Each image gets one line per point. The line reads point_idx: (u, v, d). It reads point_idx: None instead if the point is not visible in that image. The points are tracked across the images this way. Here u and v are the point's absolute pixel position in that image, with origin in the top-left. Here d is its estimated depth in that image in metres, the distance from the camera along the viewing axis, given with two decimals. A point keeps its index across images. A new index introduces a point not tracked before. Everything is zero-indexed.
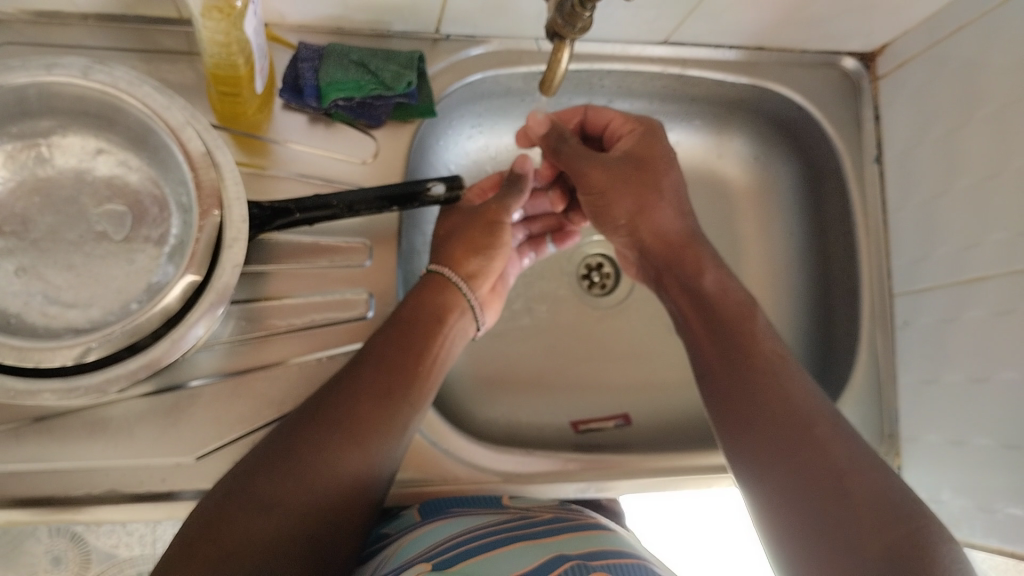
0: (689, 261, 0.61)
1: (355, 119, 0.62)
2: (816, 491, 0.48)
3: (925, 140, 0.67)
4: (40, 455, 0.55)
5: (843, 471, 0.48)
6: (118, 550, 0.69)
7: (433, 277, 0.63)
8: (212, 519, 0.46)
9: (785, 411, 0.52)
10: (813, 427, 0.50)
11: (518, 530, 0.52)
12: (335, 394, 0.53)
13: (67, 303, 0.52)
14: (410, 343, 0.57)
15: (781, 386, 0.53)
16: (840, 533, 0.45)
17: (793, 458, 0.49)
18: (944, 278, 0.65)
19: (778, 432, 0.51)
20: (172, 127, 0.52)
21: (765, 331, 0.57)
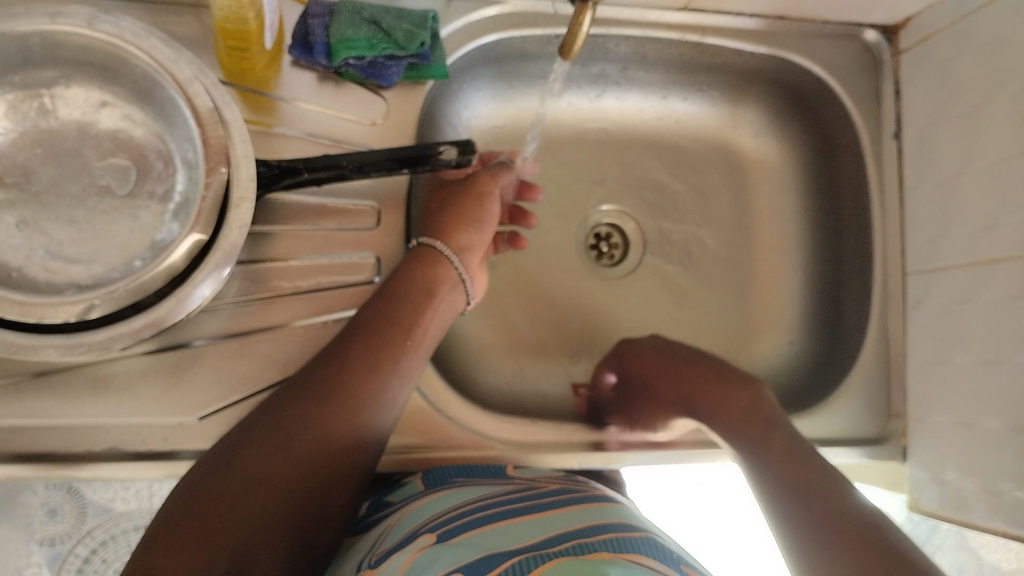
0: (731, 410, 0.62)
1: (366, 78, 0.61)
2: (811, 510, 0.50)
3: (945, 117, 0.65)
4: (40, 410, 0.54)
5: (838, 499, 0.50)
6: (112, 505, 0.77)
7: (425, 247, 0.60)
8: (199, 494, 0.45)
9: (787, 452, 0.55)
10: (811, 464, 0.54)
11: (524, 501, 0.52)
12: (322, 366, 0.52)
13: (70, 258, 0.51)
14: (399, 317, 0.56)
15: (785, 440, 0.57)
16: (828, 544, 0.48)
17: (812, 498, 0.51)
18: (959, 259, 0.64)
19: (783, 466, 0.54)
20: (179, 81, 0.51)
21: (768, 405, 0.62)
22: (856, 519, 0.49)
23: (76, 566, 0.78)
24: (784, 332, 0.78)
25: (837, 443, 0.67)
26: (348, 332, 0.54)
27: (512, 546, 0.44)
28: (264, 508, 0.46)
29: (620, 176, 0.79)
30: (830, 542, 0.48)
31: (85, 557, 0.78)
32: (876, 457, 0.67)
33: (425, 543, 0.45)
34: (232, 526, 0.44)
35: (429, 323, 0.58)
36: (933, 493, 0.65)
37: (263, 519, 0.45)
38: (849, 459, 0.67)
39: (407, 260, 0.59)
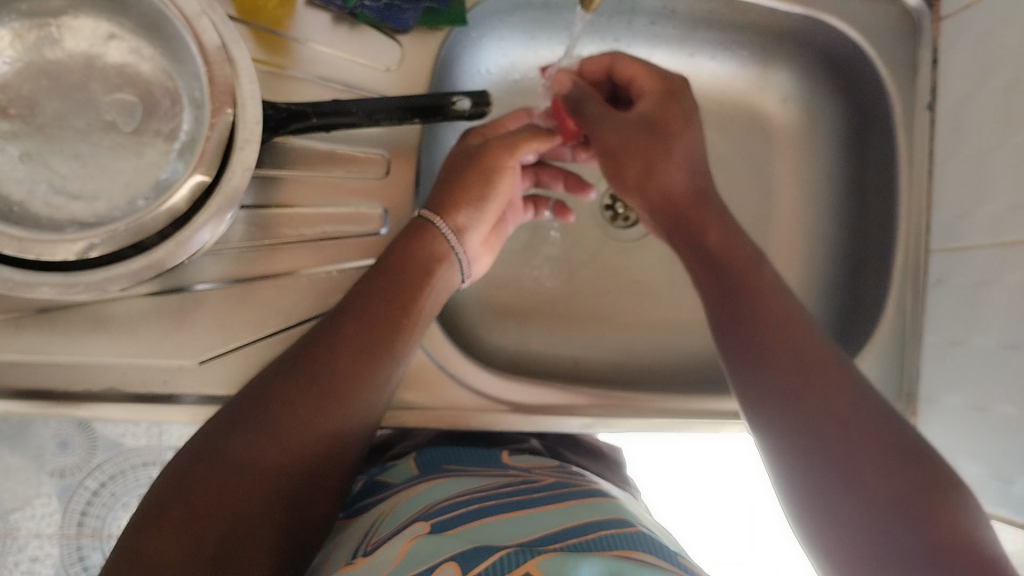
0: (735, 272, 0.56)
1: (381, 21, 0.59)
2: (825, 439, 0.46)
3: (982, 90, 0.63)
4: (40, 347, 0.54)
5: (849, 417, 0.46)
6: (123, 440, 0.87)
7: (421, 222, 0.58)
8: (184, 482, 0.44)
9: (788, 356, 0.50)
10: (816, 371, 0.49)
11: (516, 496, 0.54)
12: (316, 346, 0.51)
13: (73, 195, 0.50)
14: (396, 296, 0.54)
15: (790, 338, 0.51)
16: (841, 479, 0.44)
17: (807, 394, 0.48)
18: (985, 238, 0.62)
19: (778, 375, 0.50)
20: (187, 17, 0.49)
21: (770, 280, 0.55)
22: (858, 438, 0.45)
23: (85, 496, 0.88)
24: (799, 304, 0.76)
25: None
26: (345, 309, 0.53)
27: (507, 541, 0.46)
28: (251, 498, 0.45)
29: None
30: (845, 478, 0.44)
31: (95, 489, 0.88)
32: None
33: (420, 532, 0.46)
34: (216, 517, 0.44)
35: (427, 302, 0.56)
36: None
37: (251, 507, 0.45)
38: None
39: (403, 239, 0.57)
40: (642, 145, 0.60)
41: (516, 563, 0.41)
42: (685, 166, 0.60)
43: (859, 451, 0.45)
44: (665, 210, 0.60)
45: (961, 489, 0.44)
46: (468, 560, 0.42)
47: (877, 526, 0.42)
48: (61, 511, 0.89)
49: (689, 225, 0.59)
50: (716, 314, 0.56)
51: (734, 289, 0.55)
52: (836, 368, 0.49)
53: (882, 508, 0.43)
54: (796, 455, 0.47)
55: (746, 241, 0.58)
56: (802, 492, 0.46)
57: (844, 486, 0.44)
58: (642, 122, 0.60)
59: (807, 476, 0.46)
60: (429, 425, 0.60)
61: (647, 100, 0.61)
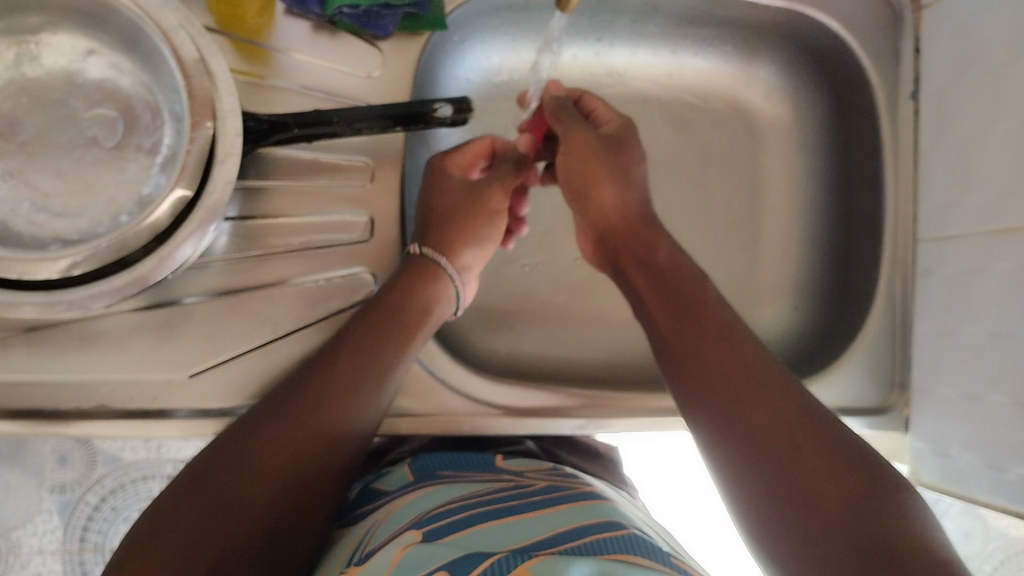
0: (682, 288, 0.55)
1: (360, 28, 0.59)
2: (766, 455, 0.44)
3: (964, 79, 0.62)
4: (27, 366, 0.53)
5: (790, 430, 0.44)
6: (122, 455, 0.87)
7: (426, 263, 0.59)
8: (170, 515, 0.43)
9: (728, 371, 0.48)
10: (760, 384, 0.47)
11: (508, 502, 0.54)
12: (308, 382, 0.51)
13: (55, 212, 0.50)
14: (390, 334, 0.55)
15: (732, 352, 0.50)
16: (783, 498, 0.42)
17: (747, 411, 0.46)
18: (971, 226, 0.62)
19: (721, 392, 0.48)
20: (164, 31, 0.49)
21: (716, 298, 0.55)
22: (804, 449, 0.43)
23: (85, 513, 0.88)
24: (790, 298, 0.76)
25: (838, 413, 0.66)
26: (336, 346, 0.53)
27: (499, 547, 0.45)
28: (248, 516, 0.45)
29: None
30: (785, 495, 0.42)
31: (95, 505, 0.88)
32: (879, 427, 0.66)
33: (411, 540, 0.46)
34: (208, 544, 0.42)
35: (420, 337, 0.57)
36: (935, 466, 0.64)
37: (253, 525, 0.45)
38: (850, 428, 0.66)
39: (405, 280, 0.58)
40: (595, 164, 0.61)
41: (508, 567, 0.41)
42: (625, 189, 0.61)
43: (808, 461, 0.43)
44: (600, 222, 0.62)
45: (901, 485, 0.42)
46: (459, 567, 0.41)
47: (820, 539, 0.40)
48: (63, 528, 0.88)
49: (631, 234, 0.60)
50: (660, 332, 0.54)
51: (677, 308, 0.54)
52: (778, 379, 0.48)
53: (829, 519, 0.41)
54: (741, 477, 0.45)
55: (688, 257, 0.58)
56: (751, 514, 0.44)
57: (785, 504, 0.42)
58: (614, 136, 0.64)
59: (751, 501, 0.44)
60: (422, 432, 0.60)
61: (619, 121, 0.65)
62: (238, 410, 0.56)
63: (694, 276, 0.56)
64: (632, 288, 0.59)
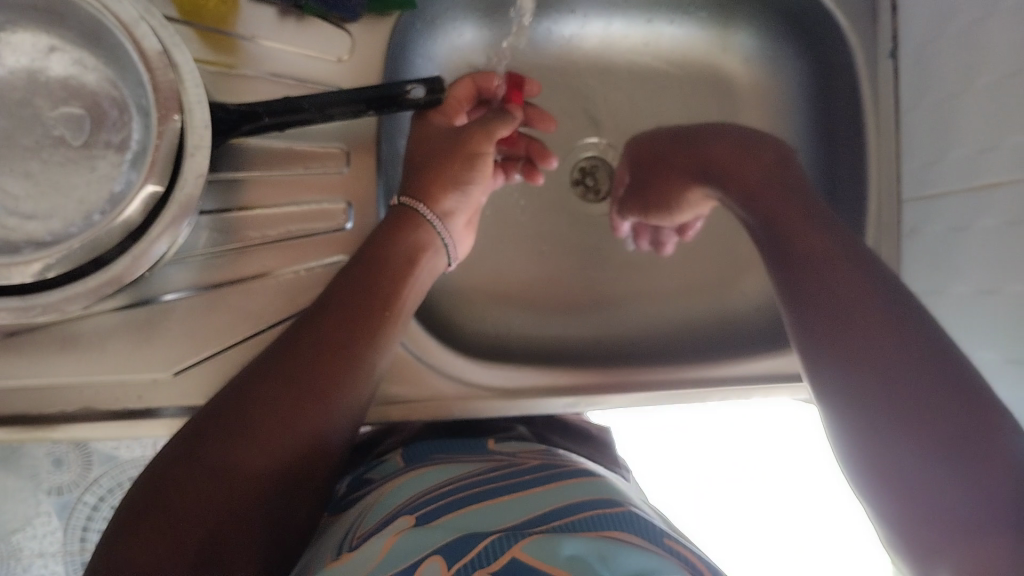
0: (790, 228, 0.54)
1: (328, 11, 0.57)
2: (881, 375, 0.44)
3: (942, 34, 0.62)
4: (9, 371, 0.53)
5: (909, 357, 0.44)
6: (118, 453, 0.86)
7: (406, 209, 0.58)
8: (160, 489, 0.44)
9: (845, 294, 0.48)
10: (877, 313, 0.46)
11: (503, 481, 0.54)
12: (297, 340, 0.50)
13: (26, 214, 0.49)
14: (379, 288, 0.54)
15: (847, 278, 0.49)
16: (896, 422, 0.42)
17: (866, 336, 0.45)
18: (956, 184, 0.61)
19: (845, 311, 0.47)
20: (125, 23, 0.48)
21: (839, 236, 0.52)
22: (916, 379, 0.43)
23: (86, 513, 0.88)
24: None
25: None
26: (324, 303, 0.52)
27: (493, 526, 0.45)
28: (237, 500, 0.45)
29: (608, 107, 0.76)
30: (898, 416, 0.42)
31: (94, 505, 0.88)
32: None
33: (404, 525, 0.46)
34: (197, 519, 0.43)
35: (409, 293, 0.57)
36: None
37: (241, 505, 0.45)
38: None
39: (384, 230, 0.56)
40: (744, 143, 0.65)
41: (502, 549, 0.41)
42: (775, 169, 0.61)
43: (914, 397, 0.42)
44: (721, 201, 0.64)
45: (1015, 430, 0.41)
46: (452, 550, 0.41)
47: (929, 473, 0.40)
48: (62, 529, 0.89)
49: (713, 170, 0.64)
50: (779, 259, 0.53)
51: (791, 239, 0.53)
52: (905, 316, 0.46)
53: (932, 457, 0.40)
54: (848, 394, 0.45)
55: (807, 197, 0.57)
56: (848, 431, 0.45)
57: (897, 423, 0.42)
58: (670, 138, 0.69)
59: (859, 422, 0.44)
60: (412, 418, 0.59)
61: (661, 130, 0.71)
62: None
63: (806, 196, 0.56)
64: (752, 216, 0.58)
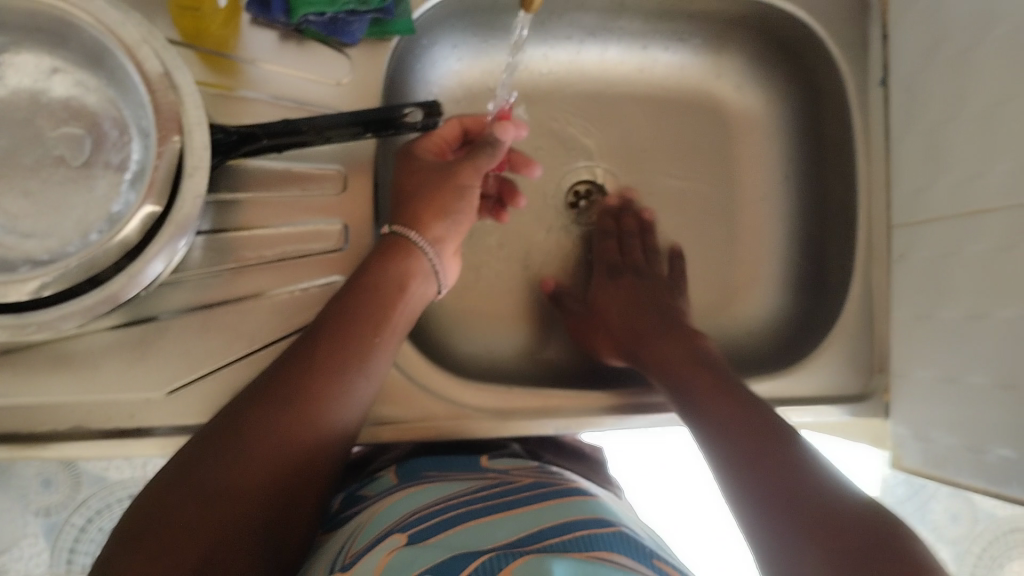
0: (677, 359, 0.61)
1: (328, 35, 0.58)
2: (759, 478, 0.48)
3: (931, 64, 0.63)
4: (2, 389, 0.53)
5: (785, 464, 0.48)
6: (107, 474, 0.86)
7: (397, 239, 0.58)
8: (151, 514, 0.44)
9: (734, 421, 0.52)
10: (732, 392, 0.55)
11: (497, 498, 0.54)
12: (285, 366, 0.50)
13: (25, 233, 0.49)
14: (368, 313, 0.54)
15: (733, 406, 0.54)
16: (741, 464, 0.49)
17: (744, 440, 0.50)
18: (943, 210, 0.62)
19: (704, 397, 0.56)
20: (128, 45, 0.49)
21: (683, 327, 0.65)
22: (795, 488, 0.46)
23: (72, 535, 0.88)
24: (766, 290, 0.77)
25: (820, 402, 0.66)
26: (314, 329, 0.52)
27: (484, 545, 0.45)
28: (225, 528, 0.45)
29: (603, 132, 0.77)
30: (771, 495, 0.46)
31: (82, 526, 0.87)
32: (860, 415, 0.67)
33: (397, 543, 0.46)
34: (189, 543, 0.43)
35: (400, 318, 0.56)
36: (918, 453, 0.64)
37: (229, 531, 0.45)
38: (832, 417, 0.66)
39: (376, 257, 0.56)
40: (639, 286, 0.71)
41: (495, 567, 0.41)
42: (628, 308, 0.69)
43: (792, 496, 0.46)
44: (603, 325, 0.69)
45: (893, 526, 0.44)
46: (443, 572, 0.41)
47: (766, 497, 0.46)
48: (49, 550, 0.88)
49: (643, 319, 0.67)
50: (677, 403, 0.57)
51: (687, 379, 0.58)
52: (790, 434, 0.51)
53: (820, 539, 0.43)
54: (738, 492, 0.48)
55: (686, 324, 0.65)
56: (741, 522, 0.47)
57: (765, 499, 0.46)
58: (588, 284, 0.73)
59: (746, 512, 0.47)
60: (405, 439, 0.60)
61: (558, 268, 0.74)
62: None
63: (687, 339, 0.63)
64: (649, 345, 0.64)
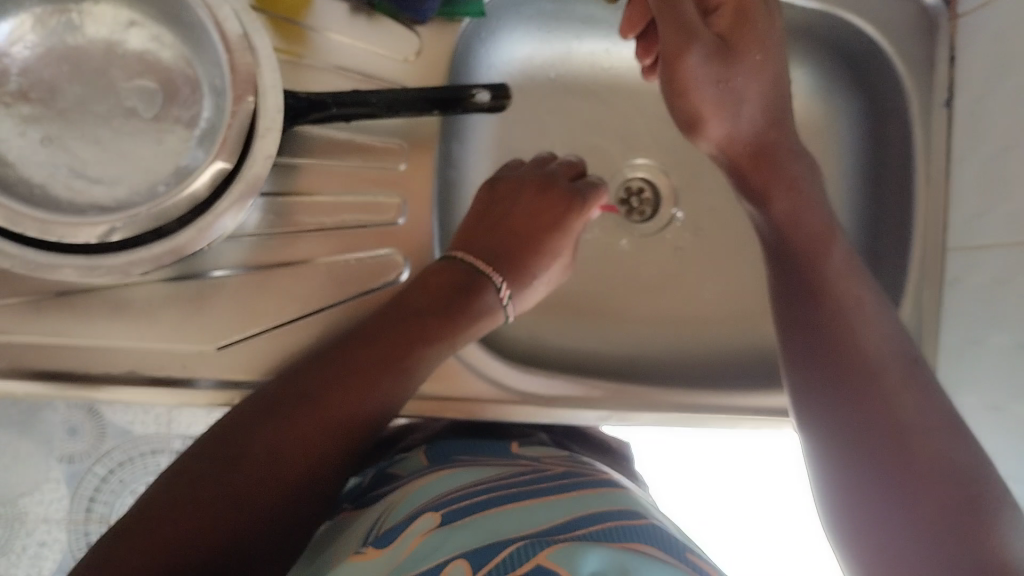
0: (804, 244, 0.56)
1: (399, 12, 0.59)
2: (880, 460, 0.46)
3: (999, 88, 0.63)
4: (56, 329, 0.54)
5: (910, 433, 0.46)
6: (132, 428, 0.88)
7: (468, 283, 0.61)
8: (147, 517, 0.45)
9: (850, 366, 0.50)
10: (848, 331, 0.52)
11: (528, 486, 0.54)
12: (301, 409, 0.51)
13: (94, 179, 0.51)
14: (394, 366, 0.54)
15: (851, 350, 0.51)
16: (857, 444, 0.48)
17: (861, 404, 0.49)
18: (999, 237, 0.63)
19: (811, 326, 0.53)
20: (210, 4, 0.49)
21: (820, 216, 0.57)
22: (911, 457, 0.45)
23: (93, 482, 0.89)
24: None
25: None
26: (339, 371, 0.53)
27: (516, 532, 0.46)
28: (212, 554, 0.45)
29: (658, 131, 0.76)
30: (898, 484, 0.45)
31: (103, 476, 0.89)
32: None
33: (430, 524, 0.47)
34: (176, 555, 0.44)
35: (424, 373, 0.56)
36: None
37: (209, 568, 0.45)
38: None
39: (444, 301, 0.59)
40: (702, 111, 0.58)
41: (526, 556, 0.41)
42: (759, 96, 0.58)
43: (914, 479, 0.45)
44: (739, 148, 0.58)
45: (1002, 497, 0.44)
46: (477, 556, 0.42)
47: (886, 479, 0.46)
48: (70, 497, 0.90)
49: (803, 220, 0.57)
50: (786, 343, 0.55)
51: (812, 323, 0.53)
52: (912, 365, 0.50)
53: (929, 521, 0.43)
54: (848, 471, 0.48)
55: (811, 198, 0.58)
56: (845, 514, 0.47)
57: (882, 478, 0.46)
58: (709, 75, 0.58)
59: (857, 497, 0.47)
60: (445, 413, 0.61)
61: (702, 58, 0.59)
62: (266, 384, 0.56)
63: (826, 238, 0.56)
64: (779, 239, 0.57)
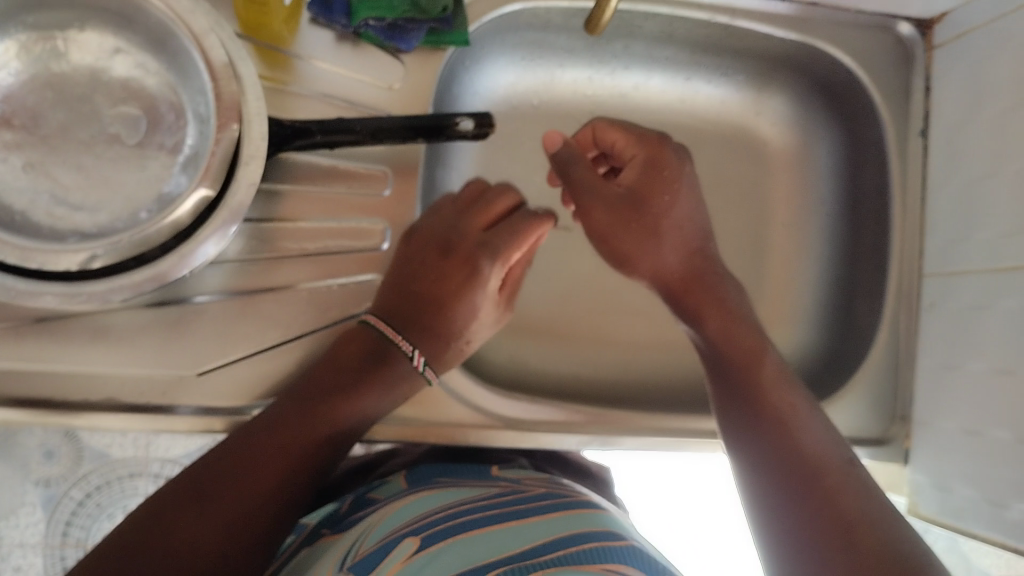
0: (740, 359, 0.54)
1: (386, 41, 0.59)
2: (820, 542, 0.45)
3: (976, 118, 0.64)
4: (36, 355, 0.54)
5: (854, 525, 0.45)
6: (110, 451, 0.87)
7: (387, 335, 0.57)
8: None
9: (795, 459, 0.49)
10: (788, 420, 0.51)
11: (509, 506, 0.55)
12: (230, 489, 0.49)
13: (74, 205, 0.50)
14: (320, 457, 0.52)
15: (790, 442, 0.49)
16: (797, 531, 0.46)
17: (804, 493, 0.47)
18: (974, 264, 0.63)
19: (750, 414, 0.52)
20: (195, 33, 0.49)
21: (750, 325, 0.56)
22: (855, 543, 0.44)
23: (70, 507, 0.88)
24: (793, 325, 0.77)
25: None
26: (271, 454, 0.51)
27: (493, 556, 0.46)
28: None
29: None
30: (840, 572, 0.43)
31: (80, 500, 0.88)
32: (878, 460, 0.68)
33: (410, 550, 0.47)
34: None
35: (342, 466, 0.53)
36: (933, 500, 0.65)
37: None
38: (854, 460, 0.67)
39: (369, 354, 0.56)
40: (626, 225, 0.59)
41: None
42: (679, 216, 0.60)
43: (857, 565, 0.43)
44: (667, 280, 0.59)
45: None
46: None
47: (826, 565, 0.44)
48: (46, 521, 0.88)
49: (737, 329, 0.56)
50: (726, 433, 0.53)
51: (751, 412, 0.52)
52: (848, 465, 0.49)
53: None
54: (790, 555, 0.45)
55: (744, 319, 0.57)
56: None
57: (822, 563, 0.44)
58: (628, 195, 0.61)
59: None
60: (425, 439, 0.60)
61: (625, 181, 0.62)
62: (248, 410, 0.56)
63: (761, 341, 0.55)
64: (715, 344, 0.56)
